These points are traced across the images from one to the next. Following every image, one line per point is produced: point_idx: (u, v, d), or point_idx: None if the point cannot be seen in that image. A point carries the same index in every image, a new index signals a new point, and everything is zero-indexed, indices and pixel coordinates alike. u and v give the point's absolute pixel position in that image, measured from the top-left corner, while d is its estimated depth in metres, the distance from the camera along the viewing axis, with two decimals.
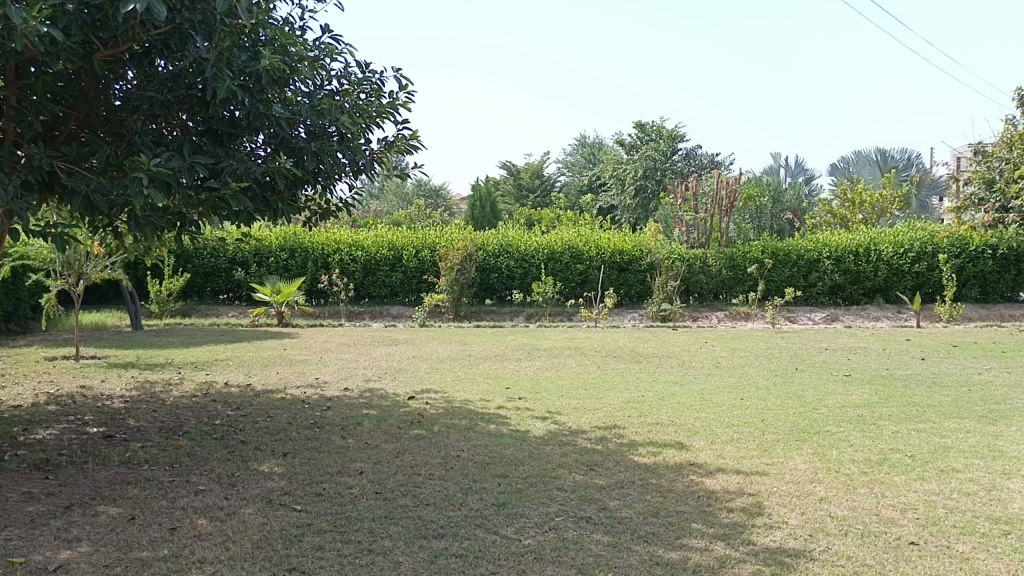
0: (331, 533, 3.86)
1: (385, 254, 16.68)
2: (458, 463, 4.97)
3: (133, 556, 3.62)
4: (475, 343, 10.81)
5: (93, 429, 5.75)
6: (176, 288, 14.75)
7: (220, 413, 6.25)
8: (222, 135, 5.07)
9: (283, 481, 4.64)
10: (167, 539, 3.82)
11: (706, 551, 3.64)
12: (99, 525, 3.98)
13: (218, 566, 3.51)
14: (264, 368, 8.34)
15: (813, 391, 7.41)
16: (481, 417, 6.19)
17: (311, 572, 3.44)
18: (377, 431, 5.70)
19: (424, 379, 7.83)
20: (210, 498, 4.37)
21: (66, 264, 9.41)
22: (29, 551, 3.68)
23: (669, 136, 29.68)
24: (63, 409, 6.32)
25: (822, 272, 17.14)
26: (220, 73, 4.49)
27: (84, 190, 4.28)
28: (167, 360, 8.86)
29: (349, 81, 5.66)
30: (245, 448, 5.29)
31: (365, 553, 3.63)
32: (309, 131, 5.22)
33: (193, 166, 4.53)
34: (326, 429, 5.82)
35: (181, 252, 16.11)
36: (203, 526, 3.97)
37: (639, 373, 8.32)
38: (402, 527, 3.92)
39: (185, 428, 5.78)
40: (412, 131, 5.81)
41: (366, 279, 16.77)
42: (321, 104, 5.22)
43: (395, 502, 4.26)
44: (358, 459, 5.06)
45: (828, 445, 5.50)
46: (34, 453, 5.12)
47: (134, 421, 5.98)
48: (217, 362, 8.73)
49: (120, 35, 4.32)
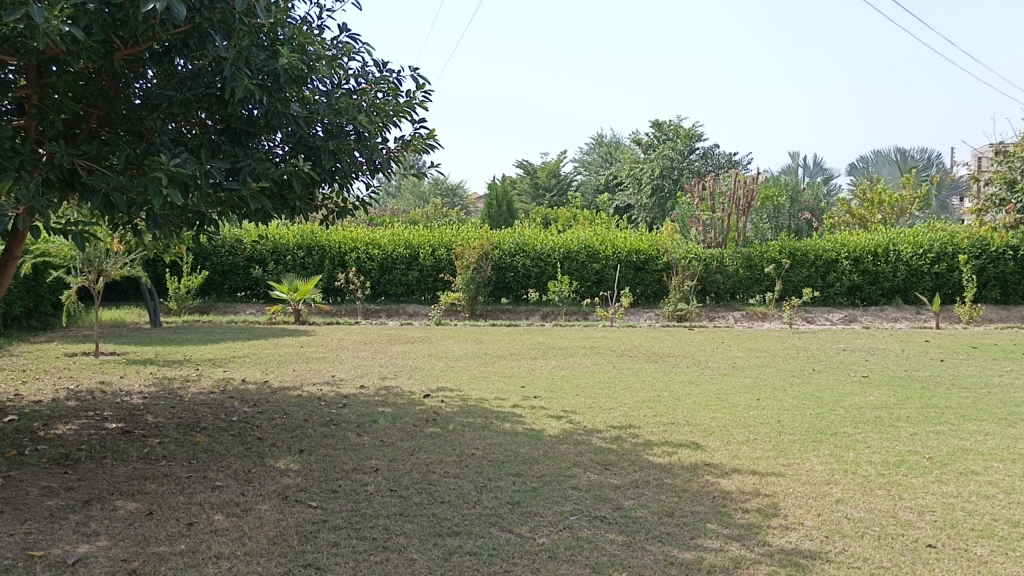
0: (346, 529, 3.88)
1: (402, 252, 16.73)
2: (473, 461, 4.98)
3: (150, 550, 3.66)
4: (491, 341, 10.83)
5: (111, 424, 5.82)
6: (194, 285, 14.85)
7: (237, 409, 6.30)
8: (240, 134, 5.10)
9: (299, 478, 4.67)
10: (184, 534, 3.85)
11: (721, 552, 3.63)
12: (118, 519, 4.03)
13: (234, 562, 3.54)
14: (281, 365, 8.39)
15: (830, 393, 7.36)
16: (496, 416, 6.20)
17: (326, 568, 3.47)
18: (392, 429, 5.72)
19: (439, 377, 7.85)
20: (226, 493, 4.41)
21: (87, 261, 9.47)
22: (49, 544, 3.73)
23: (686, 136, 29.65)
24: (82, 404, 6.39)
25: (840, 273, 17.01)
26: (238, 72, 4.51)
27: (104, 189, 4.34)
28: (185, 356, 8.93)
29: (367, 80, 5.68)
30: (262, 445, 5.33)
31: (379, 550, 3.65)
32: (326, 130, 5.24)
33: (212, 164, 4.57)
34: (342, 425, 5.86)
35: (199, 250, 16.21)
36: (220, 522, 4.01)
37: (654, 373, 8.30)
38: (417, 524, 3.94)
39: (202, 424, 5.83)
40: (429, 130, 5.82)
41: (382, 278, 16.82)
42: (338, 103, 5.25)
43: (410, 500, 4.28)
44: (374, 456, 5.08)
45: (845, 446, 5.47)
46: (54, 448, 5.18)
47: (152, 417, 6.04)
48: (234, 358, 8.79)
49: (140, 33, 4.36)
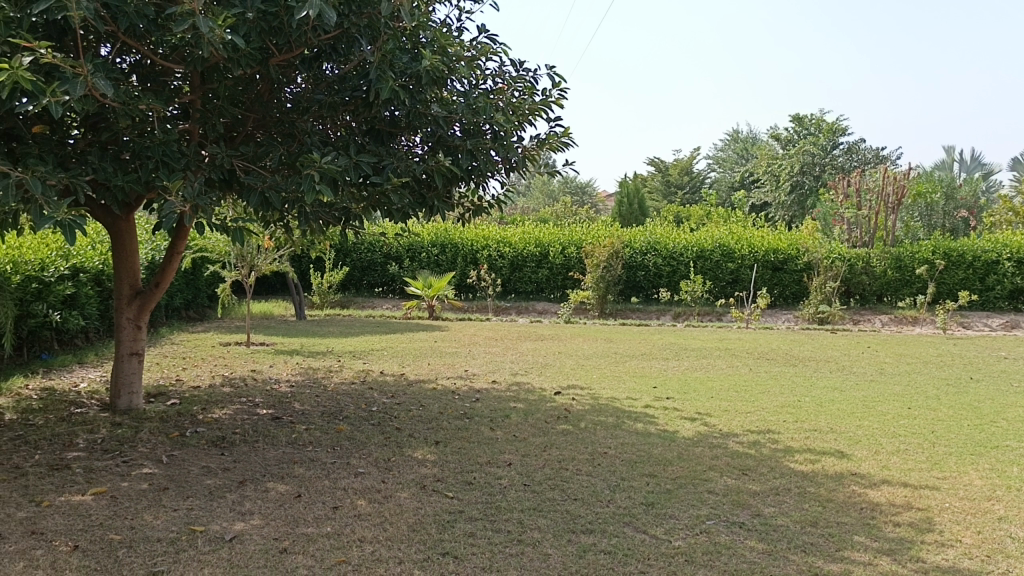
0: (481, 521, 3.95)
1: (532, 250, 16.86)
2: (606, 460, 4.95)
3: (300, 531, 3.86)
4: (622, 340, 10.75)
5: (262, 410, 6.17)
6: (335, 280, 15.52)
7: (376, 400, 6.54)
8: (383, 134, 5.28)
9: (435, 468, 4.80)
10: (329, 517, 4.04)
11: (870, 566, 3.45)
12: (269, 500, 4.27)
13: (376, 546, 3.67)
14: (417, 359, 8.65)
15: (990, 403, 6.86)
16: (628, 415, 6.15)
17: (463, 557, 3.54)
18: (525, 424, 5.78)
19: (571, 375, 7.87)
20: (368, 480, 4.59)
21: (240, 257, 10.09)
22: (209, 520, 4.00)
23: (830, 131, 28.49)
24: (236, 391, 6.82)
25: (1000, 275, 15.82)
26: (383, 74, 4.67)
27: (260, 188, 4.60)
28: (328, 348, 9.35)
29: (504, 80, 5.75)
30: (400, 435, 5.50)
31: (514, 543, 3.70)
32: (464, 129, 5.35)
33: (358, 163, 4.75)
34: (475, 419, 5.97)
35: (340, 247, 16.96)
36: (362, 507, 4.17)
37: (795, 377, 8.00)
38: (551, 520, 3.96)
39: (344, 413, 6.09)
40: (564, 128, 5.83)
41: (513, 275, 17.03)
42: (477, 102, 5.33)
43: (544, 495, 4.31)
44: (507, 451, 5.15)
45: (1008, 461, 5.07)
46: (212, 431, 5.55)
47: (299, 404, 6.36)
48: (373, 351, 9.13)
49: (294, 39, 4.59)
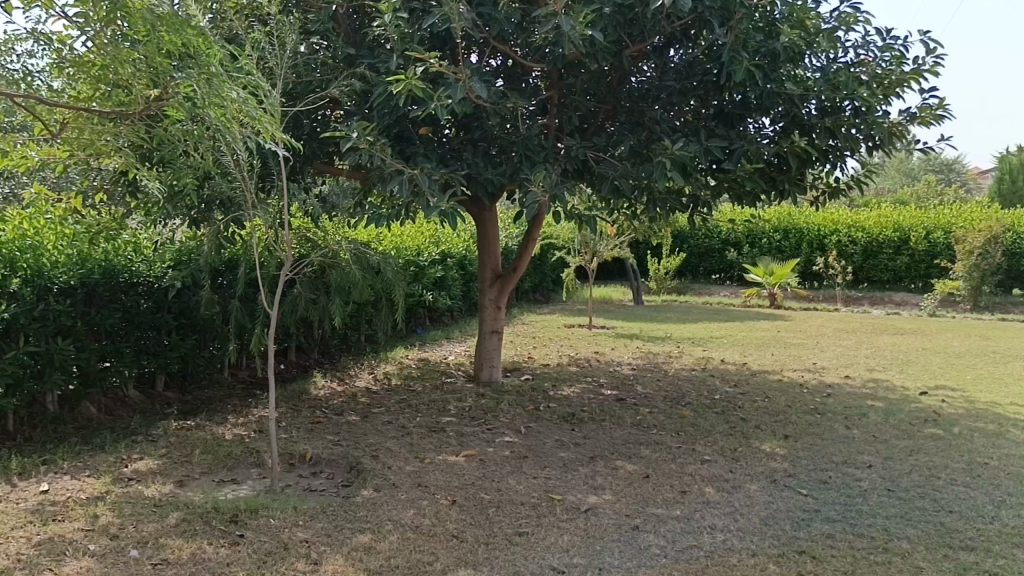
0: (840, 523, 3.73)
1: (889, 236, 15.45)
2: (987, 472, 4.39)
3: (650, 510, 3.96)
4: (1003, 338, 9.44)
5: (608, 390, 6.43)
6: (671, 266, 15.63)
7: (719, 388, 6.47)
8: (733, 117, 5.17)
9: (786, 463, 4.63)
10: (678, 500, 4.09)
11: None
12: (620, 477, 4.44)
13: (727, 535, 3.65)
14: (760, 349, 8.40)
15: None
16: (1015, 424, 5.39)
17: (822, 559, 3.37)
18: (886, 425, 5.33)
19: (939, 374, 7.10)
20: (715, 468, 4.56)
21: (584, 243, 10.58)
22: (566, 490, 4.27)
23: None
24: (583, 370, 7.19)
25: None
26: (737, 56, 4.57)
27: (613, 177, 4.79)
28: (667, 334, 9.45)
29: (869, 51, 5.31)
30: (746, 425, 5.39)
31: (880, 551, 3.43)
32: (821, 107, 5.06)
33: (709, 148, 4.72)
34: (828, 415, 5.65)
35: (678, 233, 17.02)
36: (711, 494, 4.16)
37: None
38: (923, 531, 3.61)
39: (688, 399, 6.12)
40: (941, 99, 5.24)
41: (865, 264, 15.77)
42: (837, 78, 4.98)
43: (912, 504, 3.94)
44: (865, 451, 4.80)
45: None
46: (563, 407, 5.91)
47: (642, 387, 6.52)
48: (713, 339, 9.05)
49: (648, 28, 4.69)
